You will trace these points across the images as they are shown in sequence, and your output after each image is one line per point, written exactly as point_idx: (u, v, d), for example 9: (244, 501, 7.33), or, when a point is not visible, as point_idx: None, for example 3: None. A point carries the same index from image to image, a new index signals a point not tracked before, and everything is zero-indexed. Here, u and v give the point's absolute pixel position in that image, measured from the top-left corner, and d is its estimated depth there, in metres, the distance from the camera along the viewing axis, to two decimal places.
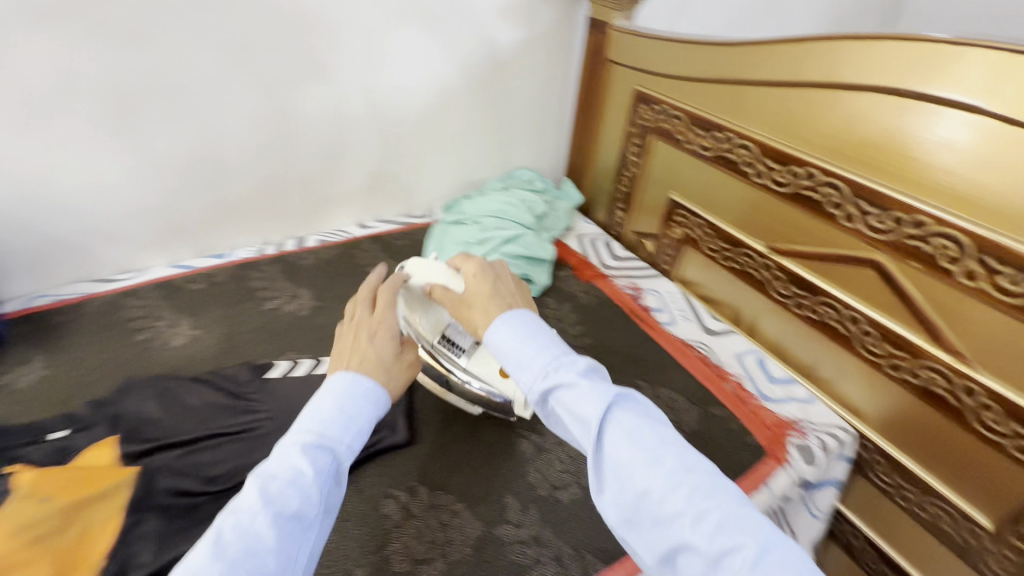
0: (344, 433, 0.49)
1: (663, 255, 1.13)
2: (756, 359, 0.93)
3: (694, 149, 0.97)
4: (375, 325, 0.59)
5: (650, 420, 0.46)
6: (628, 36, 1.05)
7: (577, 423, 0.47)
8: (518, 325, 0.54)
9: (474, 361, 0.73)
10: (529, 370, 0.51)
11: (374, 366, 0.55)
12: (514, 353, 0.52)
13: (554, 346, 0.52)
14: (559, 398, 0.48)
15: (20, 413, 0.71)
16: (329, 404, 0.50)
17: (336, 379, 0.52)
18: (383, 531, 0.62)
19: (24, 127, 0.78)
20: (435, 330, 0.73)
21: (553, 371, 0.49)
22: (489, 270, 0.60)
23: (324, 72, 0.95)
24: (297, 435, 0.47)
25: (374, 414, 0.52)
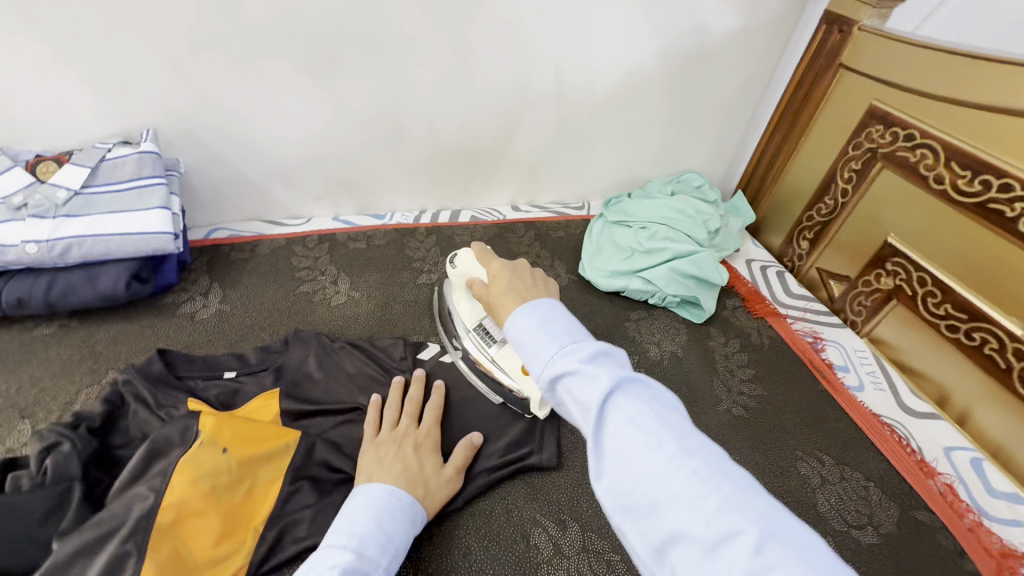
0: (381, 553, 0.48)
1: (853, 304, 0.95)
2: (970, 458, 0.76)
3: (947, 189, 0.78)
4: (419, 439, 0.62)
5: (660, 402, 0.38)
6: (877, 38, 0.86)
7: (581, 407, 0.39)
8: (540, 310, 0.46)
9: (502, 352, 0.69)
10: (538, 356, 0.43)
11: (412, 480, 0.56)
12: (528, 342, 0.44)
13: (572, 330, 0.43)
14: (565, 384, 0.40)
15: (202, 346, 0.74)
16: (366, 521, 0.49)
17: (371, 495, 0.52)
18: (533, 564, 0.57)
19: (235, 66, 0.79)
20: (473, 319, 0.73)
21: (558, 357, 0.41)
22: (517, 268, 0.55)
23: (520, 42, 0.87)
24: (335, 555, 0.45)
25: (409, 532, 0.52)
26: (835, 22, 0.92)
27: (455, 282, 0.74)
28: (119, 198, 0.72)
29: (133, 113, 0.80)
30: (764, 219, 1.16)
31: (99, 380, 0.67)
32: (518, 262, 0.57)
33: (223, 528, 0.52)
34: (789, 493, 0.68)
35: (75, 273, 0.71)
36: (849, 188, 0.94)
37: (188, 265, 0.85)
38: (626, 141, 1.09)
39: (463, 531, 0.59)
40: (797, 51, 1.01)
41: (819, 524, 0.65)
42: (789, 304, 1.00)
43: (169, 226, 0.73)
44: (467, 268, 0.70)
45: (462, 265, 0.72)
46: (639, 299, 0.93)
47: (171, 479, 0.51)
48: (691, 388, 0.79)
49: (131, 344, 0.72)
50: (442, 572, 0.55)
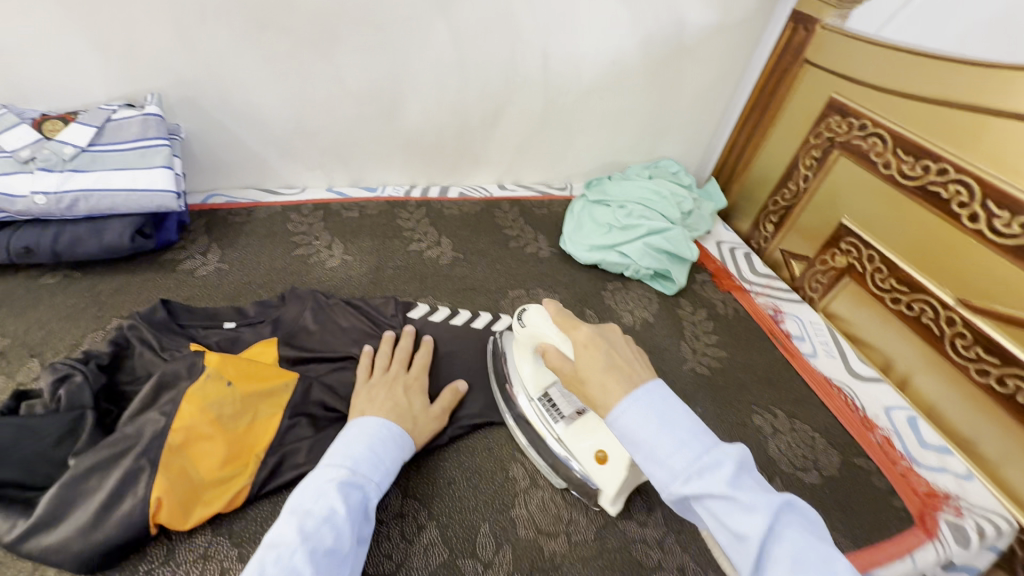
0: (374, 471, 0.53)
1: (811, 281, 1.03)
2: (908, 416, 0.83)
3: (894, 174, 0.86)
4: (408, 382, 0.66)
5: (811, 530, 0.39)
6: (838, 35, 0.94)
7: (728, 532, 0.39)
8: (658, 405, 0.45)
9: (571, 430, 0.62)
10: (667, 464, 0.42)
11: (402, 415, 0.61)
12: (652, 445, 0.43)
13: (694, 429, 0.43)
14: (704, 503, 0.40)
15: (202, 299, 0.78)
16: (360, 446, 0.54)
17: (364, 426, 0.56)
18: (511, 493, 0.63)
19: (239, 37, 0.83)
20: (538, 385, 0.66)
21: (693, 471, 0.40)
22: (603, 335, 0.52)
23: (511, 29, 0.93)
24: (332, 471, 0.51)
25: (399, 456, 0.56)
26: (802, 21, 1.00)
27: (522, 343, 0.68)
28: (124, 157, 0.76)
29: (138, 78, 0.84)
30: (735, 205, 1.24)
31: (103, 327, 0.71)
32: (607, 328, 0.54)
33: (228, 452, 0.56)
34: (745, 442, 0.75)
35: (81, 226, 0.75)
36: (810, 175, 1.02)
37: (186, 226, 0.89)
38: (609, 127, 1.15)
39: (447, 465, 0.65)
40: (768, 46, 1.08)
41: (770, 467, 0.72)
42: (754, 281, 1.08)
43: (172, 185, 0.77)
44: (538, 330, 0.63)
45: (530, 324, 0.64)
46: (616, 272, 0.99)
47: (180, 406, 0.55)
48: (661, 351, 0.86)
49: (133, 295, 0.76)
50: (428, 497, 0.61)
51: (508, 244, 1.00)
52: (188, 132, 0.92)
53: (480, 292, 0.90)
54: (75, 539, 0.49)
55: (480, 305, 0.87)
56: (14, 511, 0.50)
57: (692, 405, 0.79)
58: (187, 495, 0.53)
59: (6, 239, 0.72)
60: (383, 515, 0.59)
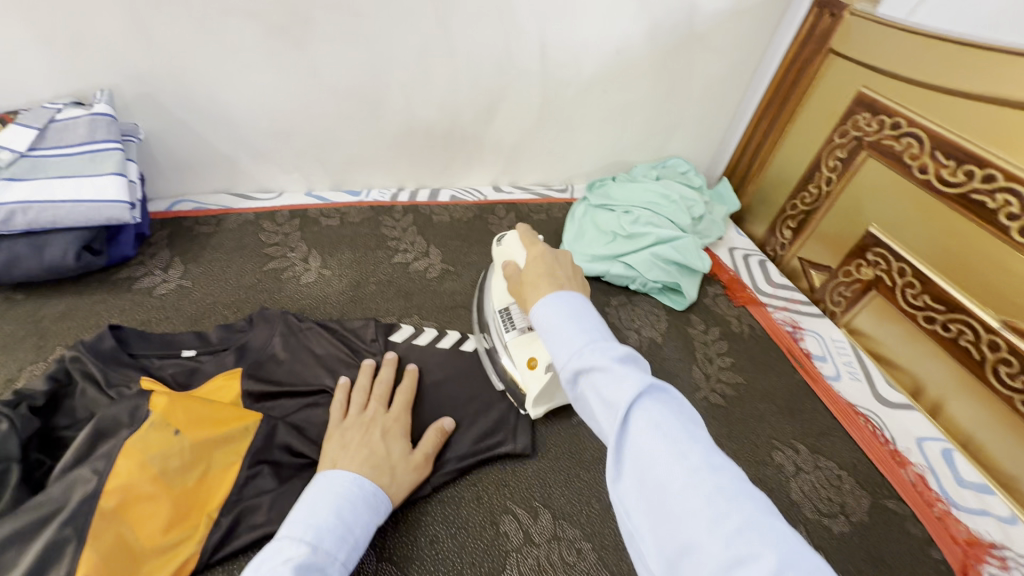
0: (339, 546, 0.44)
1: (832, 294, 0.95)
2: (941, 448, 0.76)
3: (931, 180, 0.77)
4: (387, 424, 0.59)
5: (686, 416, 0.36)
6: (868, 23, 0.85)
7: (605, 408, 0.37)
8: (569, 300, 0.44)
9: (518, 341, 0.66)
10: (562, 350, 0.41)
11: (378, 467, 0.54)
12: (554, 331, 0.43)
13: (599, 326, 0.42)
14: (589, 378, 0.38)
15: (160, 323, 0.70)
16: (326, 512, 0.46)
17: (333, 484, 0.49)
18: (501, 553, 0.55)
19: (199, 25, 0.74)
20: (502, 301, 0.70)
21: (584, 350, 0.39)
22: (557, 257, 0.53)
23: (505, 16, 0.84)
24: (288, 549, 0.41)
25: (370, 523, 0.48)
26: (829, 5, 0.90)
27: (497, 260, 0.71)
28: (69, 163, 0.67)
29: (86, 72, 0.75)
30: (748, 207, 1.15)
31: (45, 358, 0.63)
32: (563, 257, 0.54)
33: (173, 515, 0.49)
34: (764, 482, 0.67)
35: (20, 242, 0.66)
36: (834, 177, 0.93)
37: (147, 237, 0.81)
38: (613, 123, 1.06)
39: (430, 519, 0.57)
40: (789, 34, 0.98)
41: (792, 512, 0.64)
42: (769, 292, 1.00)
43: (125, 194, 0.69)
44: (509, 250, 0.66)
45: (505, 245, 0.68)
46: (620, 285, 0.91)
47: (116, 462, 0.48)
48: (669, 376, 0.78)
49: (81, 320, 0.67)
50: (407, 560, 0.54)
51: None
52: (148, 132, 0.83)
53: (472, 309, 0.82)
54: None
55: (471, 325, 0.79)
56: None
57: None
58: (122, 569, 0.45)
59: None
60: None
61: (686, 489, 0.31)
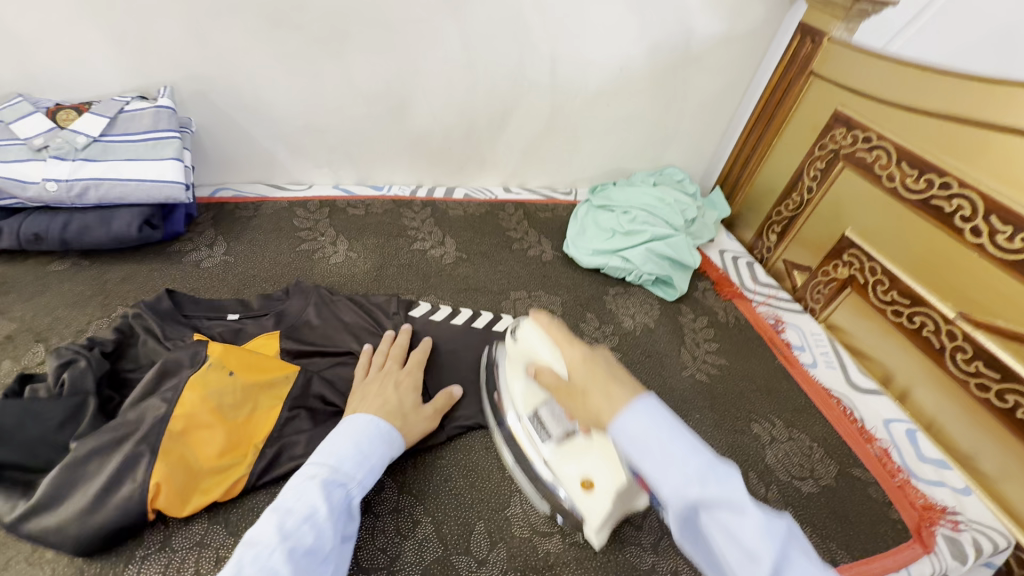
0: (357, 469, 0.54)
1: (812, 292, 1.04)
2: (906, 428, 0.84)
3: (897, 187, 0.86)
4: (401, 378, 0.66)
5: (801, 547, 0.40)
6: (843, 48, 0.95)
7: (735, 549, 0.39)
8: (658, 415, 0.44)
9: (559, 453, 0.60)
10: (671, 482, 0.41)
11: (391, 413, 0.61)
12: (653, 452, 0.42)
13: (695, 444, 0.42)
14: (712, 513, 0.40)
15: (207, 290, 0.79)
16: (346, 443, 0.55)
17: (355, 421, 0.58)
18: (507, 492, 0.63)
19: (252, 32, 0.84)
20: (528, 404, 0.63)
21: (711, 487, 0.40)
22: (601, 351, 0.51)
23: (521, 32, 0.94)
24: (314, 468, 0.52)
25: (386, 453, 0.57)
26: (809, 32, 1.01)
27: (512, 356, 0.65)
28: (136, 147, 0.77)
29: (151, 70, 0.85)
30: (739, 214, 1.24)
31: (109, 314, 0.72)
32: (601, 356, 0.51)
33: (227, 442, 0.56)
34: (743, 449, 0.75)
35: (90, 215, 0.76)
36: (814, 186, 1.02)
37: (194, 218, 0.90)
38: (615, 133, 1.16)
39: (444, 462, 0.65)
40: (775, 56, 1.09)
41: (767, 475, 0.72)
42: (755, 289, 1.08)
43: (181, 177, 0.78)
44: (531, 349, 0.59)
45: (524, 341, 0.62)
46: (618, 277, 0.99)
47: (181, 393, 0.56)
48: (661, 357, 0.86)
49: (139, 284, 0.76)
50: (425, 493, 0.61)
51: (512, 246, 1.01)
52: (198, 126, 0.93)
53: (483, 292, 0.90)
54: (74, 521, 0.49)
55: (482, 306, 0.88)
56: (14, 492, 0.51)
57: (690, 411, 0.79)
58: (185, 482, 0.54)
59: (17, 225, 0.73)
60: (378, 509, 0.59)
61: None
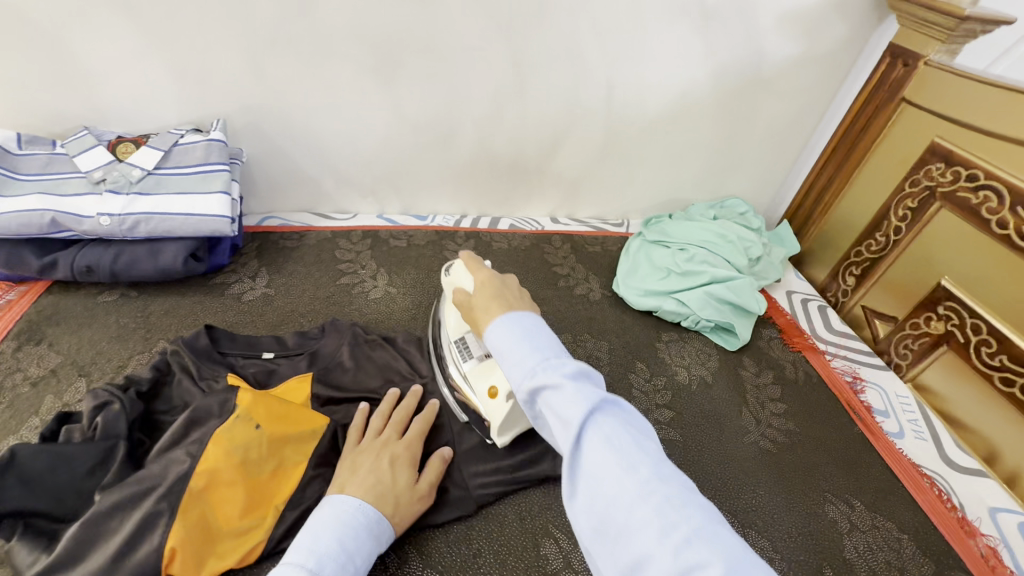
0: (339, 575, 0.45)
1: (898, 346, 0.91)
2: (1019, 522, 0.71)
3: (1012, 236, 0.74)
4: (398, 452, 0.59)
5: (638, 428, 0.39)
6: (945, 74, 0.83)
7: (560, 425, 0.39)
8: (518, 320, 0.46)
9: (477, 370, 0.64)
10: (513, 371, 0.42)
11: (383, 496, 0.54)
12: (507, 351, 0.44)
13: (553, 345, 0.44)
14: (543, 397, 0.40)
15: (246, 325, 0.78)
16: (328, 538, 0.47)
17: (340, 510, 0.50)
18: (541, 575, 0.57)
19: (303, 64, 0.83)
20: (457, 330, 0.68)
21: (540, 367, 0.41)
22: (502, 277, 0.56)
23: (574, 59, 0.89)
24: (290, 570, 0.43)
25: (371, 552, 0.50)
26: (901, 55, 0.90)
27: (447, 290, 0.70)
28: (185, 181, 0.77)
29: (206, 104, 0.86)
30: (810, 251, 1.13)
31: (149, 349, 0.72)
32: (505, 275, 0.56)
33: (247, 503, 0.54)
34: (815, 536, 0.65)
35: (140, 247, 0.77)
36: (904, 226, 0.91)
37: (240, 248, 0.90)
38: (672, 162, 1.08)
39: (476, 533, 0.60)
40: (858, 81, 0.98)
41: (845, 572, 0.62)
42: (828, 339, 0.97)
43: (227, 210, 0.78)
44: (456, 280, 0.64)
45: (454, 275, 0.67)
46: (672, 321, 0.91)
47: (206, 448, 0.54)
48: (719, 416, 0.78)
49: (180, 318, 0.77)
50: (451, 569, 0.56)
51: (557, 283, 0.95)
52: (250, 156, 0.94)
53: None
54: None
55: None
56: (39, 543, 0.50)
57: (753, 484, 0.70)
58: (201, 545, 0.51)
59: (71, 257, 0.75)
60: None
61: (637, 505, 0.34)
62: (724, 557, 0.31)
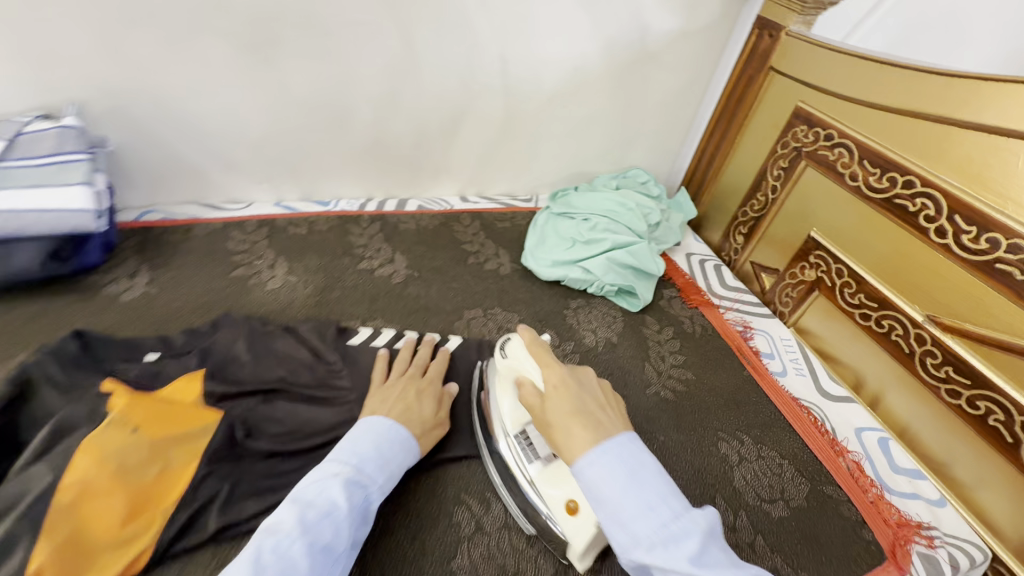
0: (378, 472, 0.54)
1: (781, 295, 1.00)
2: (878, 438, 0.81)
3: (861, 186, 0.83)
4: (422, 386, 0.66)
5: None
6: (801, 42, 0.91)
7: None
8: (621, 457, 0.45)
9: (546, 474, 0.57)
10: (630, 527, 0.43)
11: (410, 419, 0.61)
12: (613, 503, 0.44)
13: (664, 491, 0.44)
14: (664, 570, 0.40)
15: (125, 327, 0.72)
16: (367, 444, 0.55)
17: (374, 424, 0.57)
18: (453, 541, 0.58)
19: (169, 41, 0.77)
20: (516, 422, 0.61)
21: (658, 526, 0.42)
22: (578, 377, 0.54)
23: (466, 33, 0.89)
24: (337, 466, 0.52)
25: (404, 459, 0.57)
26: (766, 26, 0.97)
27: (501, 374, 0.64)
28: (35, 173, 0.69)
29: (56, 87, 0.77)
30: (705, 215, 1.21)
31: (6, 362, 0.64)
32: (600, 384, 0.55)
33: (128, 508, 0.50)
34: (710, 471, 0.71)
35: None
36: (778, 185, 0.99)
37: (115, 246, 0.83)
38: (574, 136, 1.11)
39: (386, 511, 0.60)
40: (734, 52, 1.05)
41: (735, 500, 0.68)
42: (722, 294, 1.05)
43: (91, 204, 0.71)
44: (522, 367, 0.59)
45: (512, 358, 0.61)
46: (579, 288, 0.95)
47: (72, 458, 0.49)
48: (624, 373, 0.82)
49: (43, 326, 0.69)
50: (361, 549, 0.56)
51: (467, 260, 0.96)
52: (118, 145, 0.86)
53: (434, 313, 0.84)
54: None
55: (433, 327, 0.82)
56: None
57: (655, 432, 0.74)
58: (75, 561, 0.46)
59: None
60: None
61: None
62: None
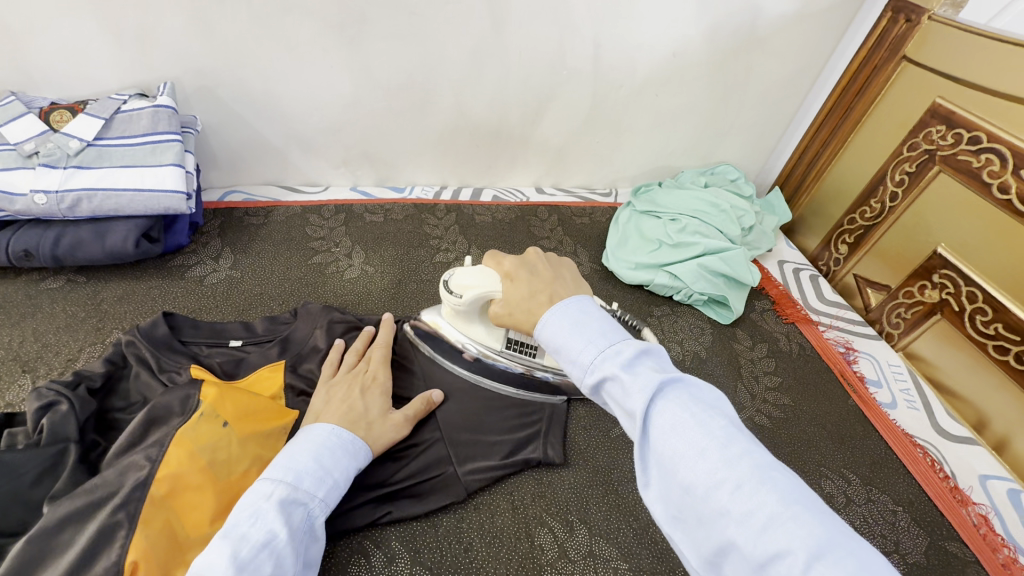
0: (318, 486, 0.47)
1: (890, 315, 0.90)
2: (1008, 489, 0.70)
3: (1011, 201, 0.71)
4: (367, 382, 0.61)
5: (704, 403, 0.37)
6: (951, 28, 0.79)
7: (627, 416, 0.39)
8: (580, 305, 0.46)
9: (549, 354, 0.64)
10: (578, 362, 0.42)
11: (355, 421, 0.55)
12: (562, 348, 0.44)
13: (604, 328, 0.43)
14: (608, 391, 0.41)
15: (211, 311, 0.72)
16: (305, 457, 0.48)
17: (312, 432, 0.51)
18: (536, 565, 0.54)
19: (259, 21, 0.75)
20: (496, 340, 0.65)
21: (596, 360, 0.41)
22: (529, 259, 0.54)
23: (561, 16, 0.82)
24: (269, 486, 0.45)
25: (352, 466, 0.51)
26: (903, 9, 0.85)
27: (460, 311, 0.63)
28: (131, 153, 0.69)
29: (153, 64, 0.77)
30: (801, 219, 1.11)
31: (102, 341, 0.66)
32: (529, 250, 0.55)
33: (218, 505, 0.49)
34: None
35: (84, 228, 0.69)
36: (900, 192, 0.88)
37: (200, 227, 0.83)
38: (663, 127, 1.03)
39: (466, 525, 0.57)
40: (855, 40, 0.92)
41: None
42: (820, 309, 0.95)
43: (181, 185, 0.71)
44: (473, 292, 0.59)
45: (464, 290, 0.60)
46: (664, 295, 0.88)
47: (168, 450, 0.49)
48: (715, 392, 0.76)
49: (137, 305, 0.70)
50: (441, 565, 0.53)
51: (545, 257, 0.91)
52: (205, 124, 0.86)
53: None
54: None
55: None
56: None
57: None
58: (168, 557, 0.45)
59: (5, 240, 0.67)
60: None
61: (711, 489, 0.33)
62: (850, 569, 0.28)
